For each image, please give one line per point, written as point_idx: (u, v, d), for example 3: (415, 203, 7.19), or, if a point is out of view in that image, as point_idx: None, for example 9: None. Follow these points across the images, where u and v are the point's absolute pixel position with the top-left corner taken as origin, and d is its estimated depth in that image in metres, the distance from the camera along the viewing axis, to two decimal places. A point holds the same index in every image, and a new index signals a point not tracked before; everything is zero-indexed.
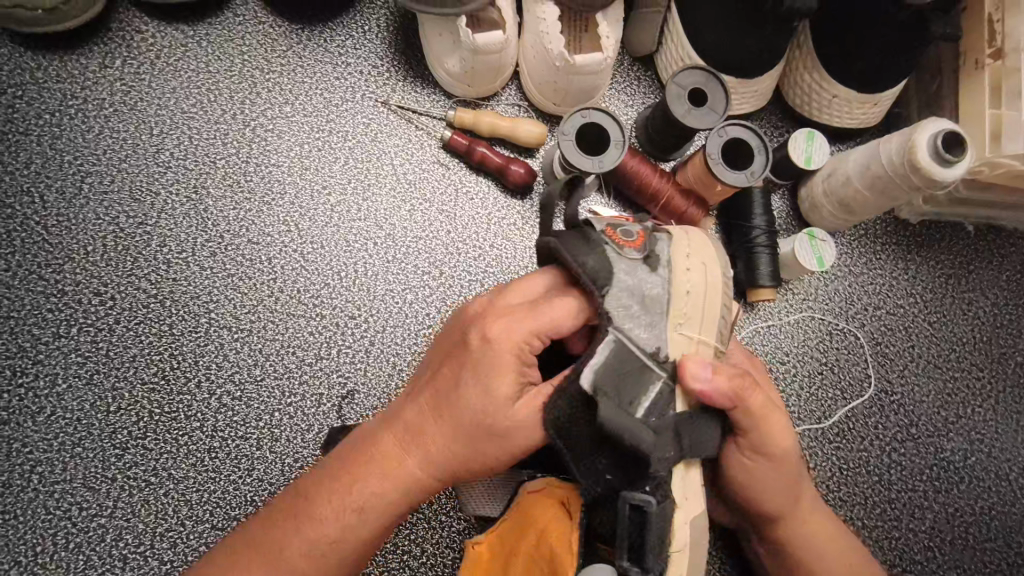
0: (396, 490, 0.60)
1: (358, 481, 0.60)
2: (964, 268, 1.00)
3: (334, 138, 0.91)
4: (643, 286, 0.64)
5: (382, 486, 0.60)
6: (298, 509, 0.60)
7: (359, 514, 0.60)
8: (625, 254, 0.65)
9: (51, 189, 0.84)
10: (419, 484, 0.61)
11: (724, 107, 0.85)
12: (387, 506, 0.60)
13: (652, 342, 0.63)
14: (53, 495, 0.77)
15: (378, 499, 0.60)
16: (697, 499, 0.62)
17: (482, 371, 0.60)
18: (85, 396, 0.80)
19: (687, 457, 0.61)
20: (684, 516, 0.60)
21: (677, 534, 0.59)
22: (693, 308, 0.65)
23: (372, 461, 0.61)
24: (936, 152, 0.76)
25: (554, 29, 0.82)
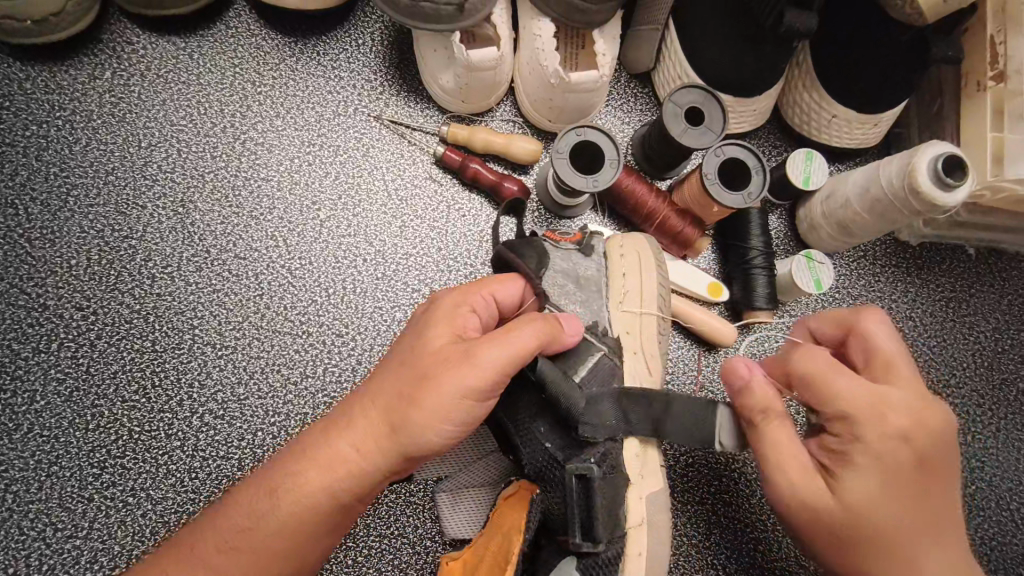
0: (321, 465, 0.57)
1: (285, 460, 0.58)
2: (965, 291, 0.98)
3: (325, 153, 0.89)
4: (578, 269, 0.77)
5: (308, 462, 0.57)
6: (236, 501, 0.58)
7: (283, 492, 0.56)
8: (563, 246, 0.78)
9: (36, 202, 0.83)
10: (352, 470, 0.56)
11: (722, 127, 0.83)
12: (310, 483, 0.56)
13: (591, 318, 0.74)
14: (28, 516, 0.75)
15: (306, 476, 0.57)
16: (654, 475, 0.68)
17: (422, 351, 0.58)
18: (63, 413, 0.78)
19: (636, 435, 0.68)
20: (637, 491, 0.67)
21: (630, 509, 0.66)
22: (631, 296, 0.76)
23: (305, 440, 0.59)
24: (936, 176, 0.75)
25: (550, 46, 0.81)
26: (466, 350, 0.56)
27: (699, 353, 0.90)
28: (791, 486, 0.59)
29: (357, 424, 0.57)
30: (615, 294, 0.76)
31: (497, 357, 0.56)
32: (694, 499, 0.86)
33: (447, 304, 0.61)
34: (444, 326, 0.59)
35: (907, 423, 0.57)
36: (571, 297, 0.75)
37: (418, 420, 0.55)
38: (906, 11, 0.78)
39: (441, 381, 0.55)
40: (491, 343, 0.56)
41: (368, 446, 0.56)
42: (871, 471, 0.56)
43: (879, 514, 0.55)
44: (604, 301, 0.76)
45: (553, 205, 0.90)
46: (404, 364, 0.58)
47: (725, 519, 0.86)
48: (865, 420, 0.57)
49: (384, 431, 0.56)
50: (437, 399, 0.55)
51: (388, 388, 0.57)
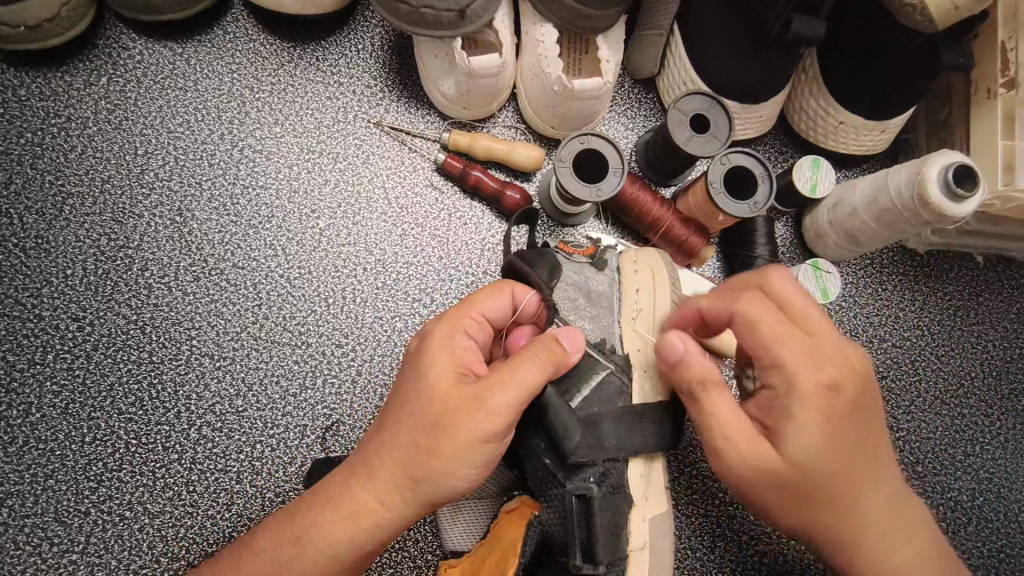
0: (344, 516, 0.57)
1: (306, 511, 0.58)
2: (973, 300, 0.97)
3: (324, 161, 0.88)
4: (589, 282, 0.76)
5: (329, 512, 0.57)
6: (258, 546, 0.58)
7: (307, 545, 0.56)
8: (575, 258, 0.77)
9: (31, 211, 0.82)
10: (375, 515, 0.56)
11: (727, 134, 0.82)
12: (334, 535, 0.56)
13: (595, 332, 0.73)
14: (23, 530, 0.74)
15: (327, 527, 0.56)
16: (659, 496, 0.67)
17: (424, 390, 0.57)
18: (60, 426, 0.77)
19: (642, 455, 0.66)
20: (641, 513, 0.65)
21: (633, 532, 0.64)
22: (641, 316, 0.73)
23: (325, 490, 0.59)
24: (946, 186, 0.74)
25: (552, 52, 0.80)
26: (474, 394, 0.55)
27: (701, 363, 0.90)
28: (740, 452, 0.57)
29: (374, 472, 0.57)
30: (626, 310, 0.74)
31: (507, 400, 0.55)
32: (698, 511, 0.85)
33: (445, 339, 0.59)
34: (442, 358, 0.58)
35: (836, 367, 0.56)
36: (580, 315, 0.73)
37: (439, 466, 0.55)
38: (917, 18, 0.76)
39: (456, 428, 0.55)
40: (499, 384, 0.55)
41: (390, 494, 0.56)
42: (808, 421, 0.55)
43: (828, 463, 0.55)
44: (614, 317, 0.74)
45: (556, 214, 0.88)
46: (410, 405, 0.57)
47: (731, 532, 0.84)
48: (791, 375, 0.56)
49: (403, 478, 0.56)
50: (454, 443, 0.55)
51: (401, 434, 0.57)
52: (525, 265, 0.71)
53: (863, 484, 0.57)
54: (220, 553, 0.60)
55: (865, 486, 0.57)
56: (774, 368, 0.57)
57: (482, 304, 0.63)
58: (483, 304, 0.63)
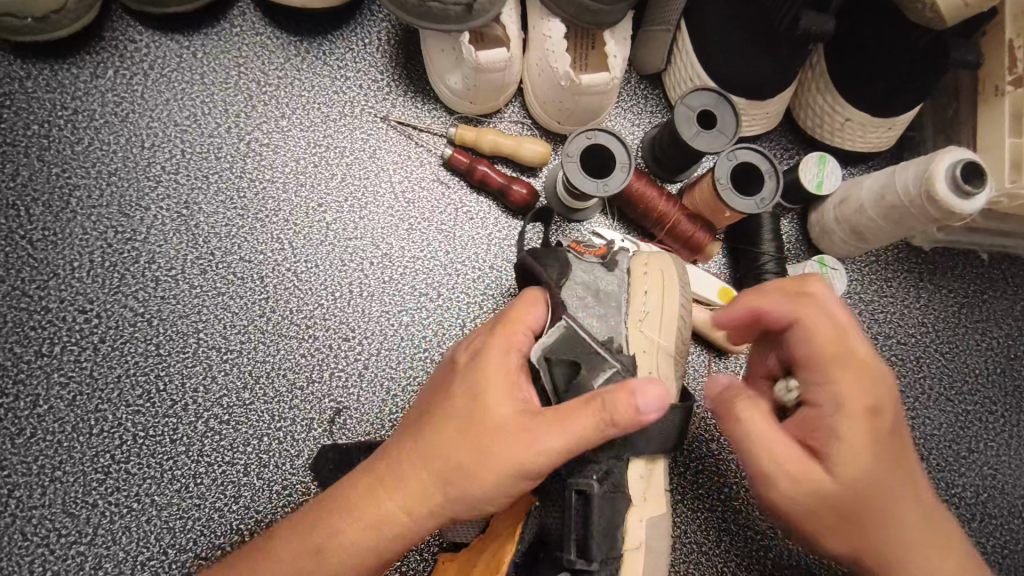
0: (370, 524, 0.57)
1: (332, 512, 0.58)
2: (979, 297, 0.97)
3: (331, 154, 0.88)
4: (600, 282, 0.74)
5: (354, 517, 0.57)
6: (281, 543, 0.58)
7: (330, 548, 0.56)
8: (587, 258, 0.75)
9: (38, 203, 0.82)
10: (403, 529, 0.57)
11: (734, 130, 0.82)
12: (359, 543, 0.56)
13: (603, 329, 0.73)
14: (31, 521, 0.74)
15: (356, 536, 0.56)
16: (658, 500, 0.68)
17: (478, 425, 0.56)
18: (67, 418, 0.77)
19: (643, 456, 0.68)
20: (637, 513, 0.66)
21: (630, 531, 0.66)
22: (649, 314, 0.74)
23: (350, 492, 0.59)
24: (954, 182, 0.74)
25: (560, 47, 0.80)
26: (522, 425, 0.55)
27: (710, 360, 0.90)
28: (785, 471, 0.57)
29: (405, 484, 0.57)
30: (633, 314, 0.73)
31: (558, 443, 0.54)
32: (704, 506, 0.85)
33: (501, 369, 0.59)
34: (496, 395, 0.57)
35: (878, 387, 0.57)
36: (589, 308, 0.72)
37: (473, 490, 0.55)
38: (929, 15, 0.75)
39: (499, 465, 0.54)
40: (550, 429, 0.54)
41: (418, 509, 0.56)
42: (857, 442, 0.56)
43: (873, 478, 0.56)
44: (622, 317, 0.73)
45: (563, 209, 0.88)
46: (459, 433, 0.56)
47: (736, 527, 0.85)
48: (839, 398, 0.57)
49: (435, 494, 0.56)
50: (493, 480, 0.55)
51: (438, 449, 0.57)
52: (539, 267, 0.71)
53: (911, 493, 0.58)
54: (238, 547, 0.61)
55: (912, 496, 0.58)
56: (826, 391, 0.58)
57: (527, 318, 0.64)
58: (528, 322, 0.64)
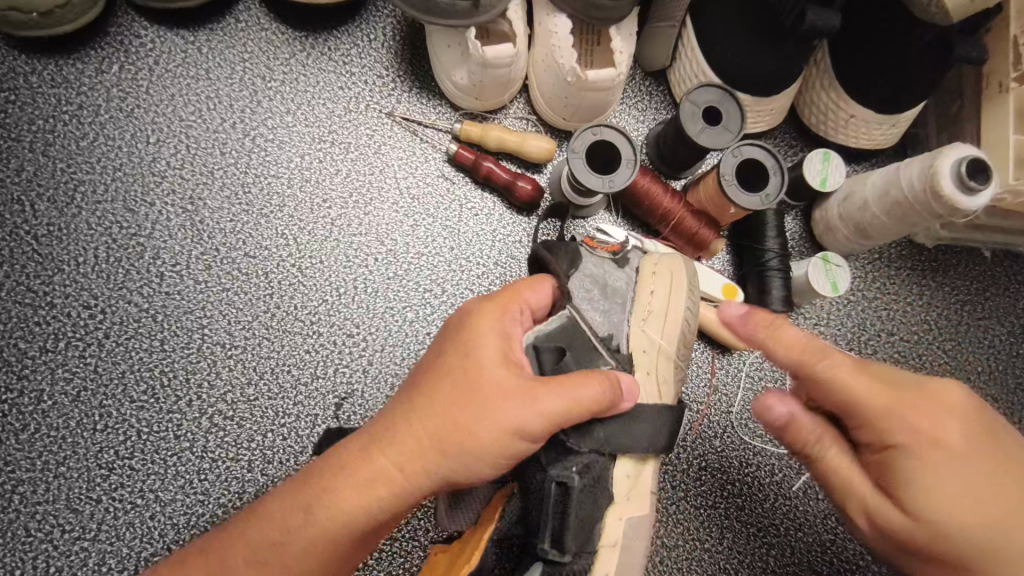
0: (364, 488, 0.55)
1: (325, 476, 0.56)
2: (980, 295, 0.97)
3: (336, 150, 0.88)
4: (608, 277, 0.74)
5: (347, 481, 0.55)
6: (269, 511, 0.56)
7: (322, 512, 0.54)
8: (597, 253, 0.75)
9: (42, 198, 0.82)
10: (397, 494, 0.55)
11: (739, 126, 0.82)
12: (351, 507, 0.54)
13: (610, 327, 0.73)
14: (35, 517, 0.74)
15: (347, 500, 0.55)
16: (641, 500, 0.67)
17: (478, 388, 0.56)
18: (71, 413, 0.77)
19: (631, 455, 0.67)
20: (619, 510, 0.65)
21: (607, 528, 0.64)
22: (654, 313, 0.74)
23: (343, 456, 0.57)
24: (959, 179, 0.74)
25: (566, 43, 0.80)
26: (525, 390, 0.56)
27: (712, 356, 0.90)
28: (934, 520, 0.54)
29: (402, 448, 0.55)
30: (640, 307, 0.74)
31: (559, 407, 0.55)
32: (706, 503, 0.85)
33: (499, 333, 0.59)
34: (497, 359, 0.57)
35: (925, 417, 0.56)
36: (596, 303, 0.72)
37: (471, 454, 0.55)
38: (931, 11, 0.75)
39: (499, 427, 0.54)
40: (553, 390, 0.56)
41: (414, 475, 0.55)
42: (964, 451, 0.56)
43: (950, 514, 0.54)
44: (625, 314, 0.73)
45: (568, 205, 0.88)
46: (457, 396, 0.56)
47: (738, 523, 0.85)
48: (919, 421, 0.56)
49: (431, 456, 0.55)
50: (491, 442, 0.54)
51: (436, 412, 0.56)
52: (550, 255, 0.70)
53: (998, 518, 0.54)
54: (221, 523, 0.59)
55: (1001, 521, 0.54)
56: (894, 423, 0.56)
57: (526, 295, 0.64)
58: (524, 295, 0.64)
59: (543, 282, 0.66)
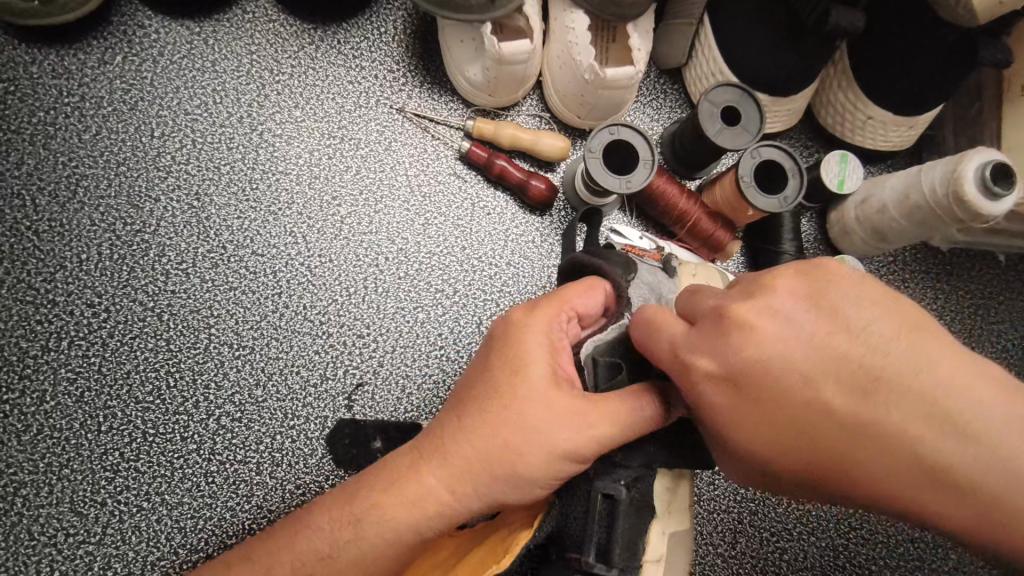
0: (409, 504, 0.54)
1: (371, 491, 0.55)
2: (995, 298, 0.96)
3: (345, 146, 0.86)
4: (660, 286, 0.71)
5: (391, 496, 0.54)
6: (315, 523, 0.56)
7: (367, 527, 0.54)
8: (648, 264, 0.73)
9: (44, 192, 0.79)
10: (441, 513, 0.54)
11: (758, 127, 0.81)
12: (398, 524, 0.54)
13: None
14: (38, 520, 0.72)
15: (391, 515, 0.54)
16: (680, 515, 0.66)
17: (525, 407, 0.54)
18: (74, 415, 0.75)
19: (668, 469, 0.67)
20: (660, 525, 0.64)
21: (650, 542, 0.63)
22: None
23: (392, 470, 0.56)
24: (983, 183, 0.73)
25: (584, 39, 0.78)
26: (576, 412, 0.54)
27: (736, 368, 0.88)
28: (829, 466, 0.48)
29: (452, 465, 0.54)
30: None
31: (609, 432, 0.54)
32: (720, 508, 0.84)
33: (545, 346, 0.57)
34: (543, 376, 0.55)
35: (691, 367, 0.52)
36: None
37: (517, 475, 0.53)
38: (959, 11, 0.73)
39: (546, 448, 0.53)
40: (600, 412, 0.54)
41: (463, 492, 0.54)
42: (820, 397, 0.47)
43: (758, 457, 0.50)
44: None
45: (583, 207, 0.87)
46: (505, 415, 0.54)
47: (752, 528, 0.84)
48: (726, 355, 0.50)
49: (476, 476, 0.54)
50: (536, 465, 0.53)
51: (483, 430, 0.54)
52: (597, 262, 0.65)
53: (795, 432, 0.48)
54: (265, 530, 0.59)
55: (801, 434, 0.48)
56: (712, 388, 0.51)
57: (575, 302, 0.60)
58: (572, 302, 0.60)
59: (594, 281, 0.62)
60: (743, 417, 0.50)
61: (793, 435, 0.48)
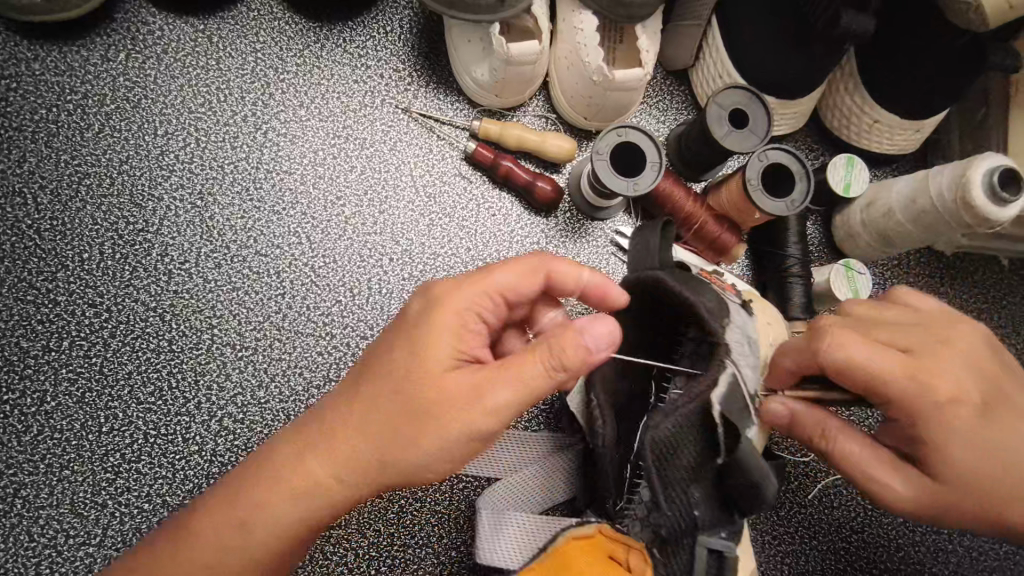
0: (300, 491, 0.55)
1: (253, 481, 0.56)
2: (998, 303, 0.96)
3: (350, 146, 0.85)
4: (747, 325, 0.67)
5: (282, 484, 0.56)
6: (208, 511, 0.57)
7: (256, 514, 0.55)
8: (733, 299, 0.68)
9: (45, 190, 0.78)
10: (332, 498, 0.55)
11: (766, 129, 0.80)
12: (281, 517, 0.55)
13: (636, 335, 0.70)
14: (38, 522, 0.71)
15: (281, 503, 0.55)
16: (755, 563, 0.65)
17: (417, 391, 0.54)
18: (75, 415, 0.74)
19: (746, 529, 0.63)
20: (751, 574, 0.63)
21: None
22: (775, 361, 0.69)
23: (272, 461, 0.57)
24: (992, 189, 0.73)
25: (592, 40, 0.77)
26: (469, 389, 0.53)
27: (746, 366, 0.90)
28: (1005, 475, 0.61)
29: (336, 451, 0.55)
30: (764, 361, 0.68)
31: (507, 400, 0.53)
32: None
33: (448, 328, 0.56)
34: (444, 358, 0.55)
35: (951, 383, 0.61)
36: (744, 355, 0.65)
37: (408, 460, 0.54)
38: (968, 15, 0.73)
39: (439, 431, 0.53)
40: (502, 387, 0.53)
41: (352, 479, 0.55)
42: (1009, 425, 0.62)
43: (970, 467, 0.60)
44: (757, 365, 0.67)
45: (588, 208, 0.87)
46: (398, 399, 0.54)
47: (754, 532, 0.84)
48: (985, 376, 0.63)
49: (366, 460, 0.55)
50: (426, 449, 0.53)
51: (377, 415, 0.55)
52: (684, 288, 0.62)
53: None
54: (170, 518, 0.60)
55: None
56: (965, 402, 0.61)
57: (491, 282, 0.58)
58: (487, 281, 0.58)
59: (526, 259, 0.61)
60: (980, 429, 0.60)
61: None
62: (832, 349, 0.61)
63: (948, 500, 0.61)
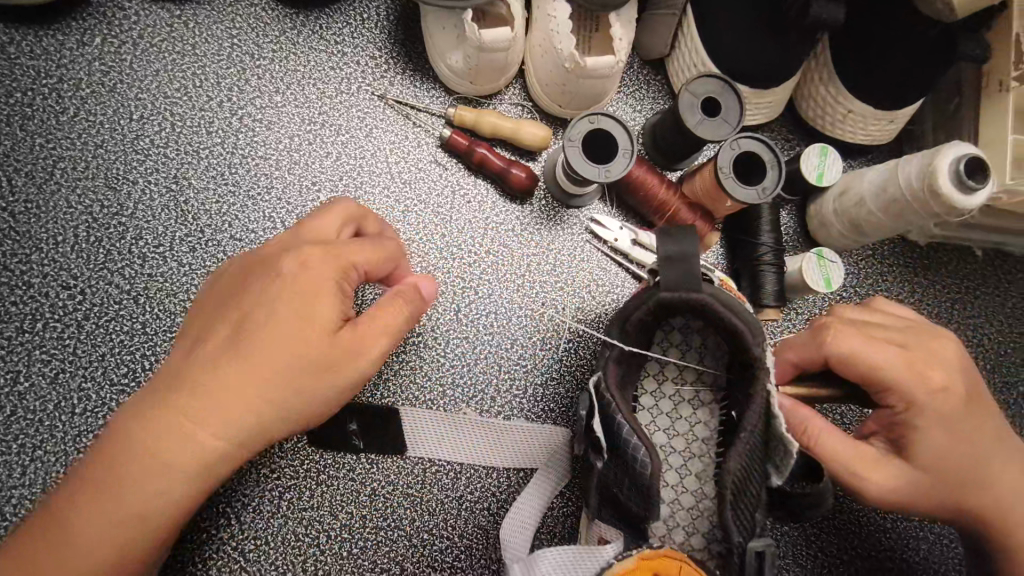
0: (177, 463, 0.57)
1: (114, 477, 0.57)
2: (972, 293, 0.97)
3: (326, 132, 0.86)
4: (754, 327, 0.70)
5: (153, 459, 0.57)
6: (81, 497, 0.57)
7: (133, 492, 0.57)
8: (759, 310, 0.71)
9: (21, 173, 0.79)
10: (211, 464, 0.58)
11: (738, 118, 0.81)
12: (155, 493, 0.57)
13: None
14: (11, 501, 0.72)
15: (158, 478, 0.57)
16: None
17: (287, 350, 0.57)
18: (48, 396, 0.75)
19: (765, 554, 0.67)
20: None
21: None
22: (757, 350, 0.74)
23: (136, 441, 0.57)
24: (957, 177, 0.74)
25: (565, 28, 0.78)
26: (345, 343, 0.58)
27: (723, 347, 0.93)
28: (975, 466, 0.67)
29: (200, 430, 0.57)
30: None
31: (384, 345, 0.60)
32: None
33: (314, 290, 0.59)
34: (317, 316, 0.58)
35: (940, 376, 0.66)
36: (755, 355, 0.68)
37: (287, 413, 0.58)
38: None
39: (318, 382, 0.58)
40: (377, 335, 0.60)
41: (228, 451, 0.58)
42: (978, 419, 0.68)
43: (944, 456, 0.66)
44: None
45: (564, 196, 0.87)
46: (269, 361, 0.57)
47: None
48: (967, 372, 0.69)
49: (244, 422, 0.57)
50: (310, 398, 0.58)
51: (252, 378, 0.57)
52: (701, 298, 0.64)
53: (990, 443, 0.68)
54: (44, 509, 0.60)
55: (991, 445, 0.68)
56: (949, 395, 0.66)
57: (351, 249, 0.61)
58: (347, 248, 0.61)
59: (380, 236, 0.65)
60: (958, 422, 0.66)
61: (989, 446, 0.68)
62: (835, 342, 0.67)
63: (924, 487, 0.66)
